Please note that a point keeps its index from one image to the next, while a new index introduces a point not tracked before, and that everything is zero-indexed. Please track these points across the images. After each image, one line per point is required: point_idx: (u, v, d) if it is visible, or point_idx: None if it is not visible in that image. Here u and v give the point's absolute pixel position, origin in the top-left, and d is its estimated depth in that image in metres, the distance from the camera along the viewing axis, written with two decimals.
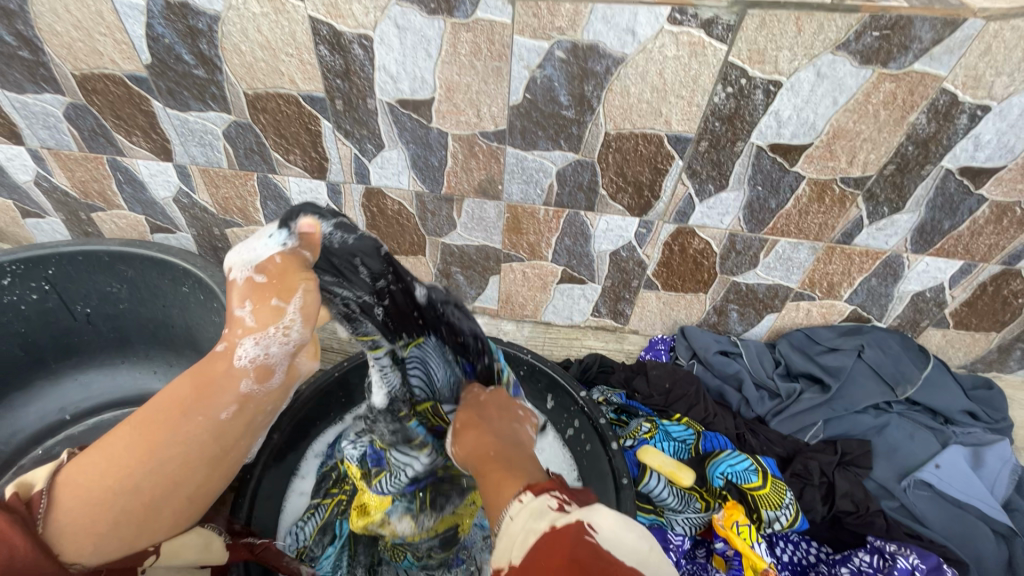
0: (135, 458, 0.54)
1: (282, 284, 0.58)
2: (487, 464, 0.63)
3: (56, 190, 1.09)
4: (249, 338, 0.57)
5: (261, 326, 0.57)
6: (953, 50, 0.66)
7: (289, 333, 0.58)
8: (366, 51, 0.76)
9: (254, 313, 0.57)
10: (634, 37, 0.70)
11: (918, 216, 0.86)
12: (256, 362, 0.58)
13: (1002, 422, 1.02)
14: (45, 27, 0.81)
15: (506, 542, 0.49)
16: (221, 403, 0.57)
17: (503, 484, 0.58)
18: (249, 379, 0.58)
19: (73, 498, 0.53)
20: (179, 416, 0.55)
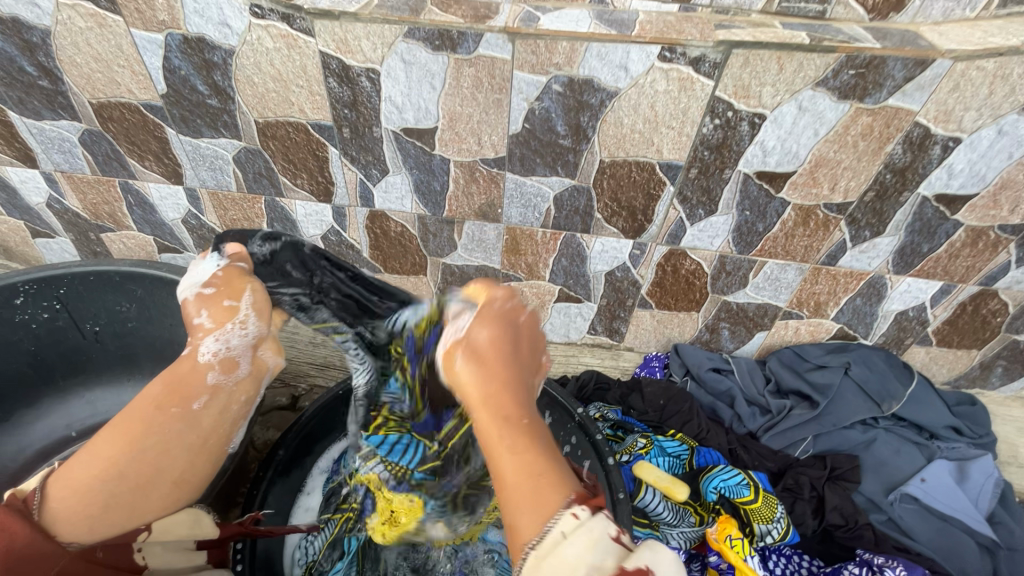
0: (115, 449, 0.56)
1: (229, 288, 0.67)
2: (511, 430, 0.51)
3: (67, 212, 1.12)
4: (209, 338, 0.64)
5: (217, 325, 0.64)
6: (924, 87, 0.71)
7: (245, 326, 0.66)
8: (373, 84, 0.81)
9: (211, 315, 0.65)
10: (626, 72, 0.74)
11: (898, 239, 0.90)
12: (219, 355, 0.64)
13: (985, 437, 1.05)
14: (66, 59, 0.85)
15: (553, 568, 0.42)
16: (192, 394, 0.61)
17: (540, 478, 0.48)
18: (214, 371, 0.63)
19: (65, 490, 0.54)
20: (153, 408, 0.59)
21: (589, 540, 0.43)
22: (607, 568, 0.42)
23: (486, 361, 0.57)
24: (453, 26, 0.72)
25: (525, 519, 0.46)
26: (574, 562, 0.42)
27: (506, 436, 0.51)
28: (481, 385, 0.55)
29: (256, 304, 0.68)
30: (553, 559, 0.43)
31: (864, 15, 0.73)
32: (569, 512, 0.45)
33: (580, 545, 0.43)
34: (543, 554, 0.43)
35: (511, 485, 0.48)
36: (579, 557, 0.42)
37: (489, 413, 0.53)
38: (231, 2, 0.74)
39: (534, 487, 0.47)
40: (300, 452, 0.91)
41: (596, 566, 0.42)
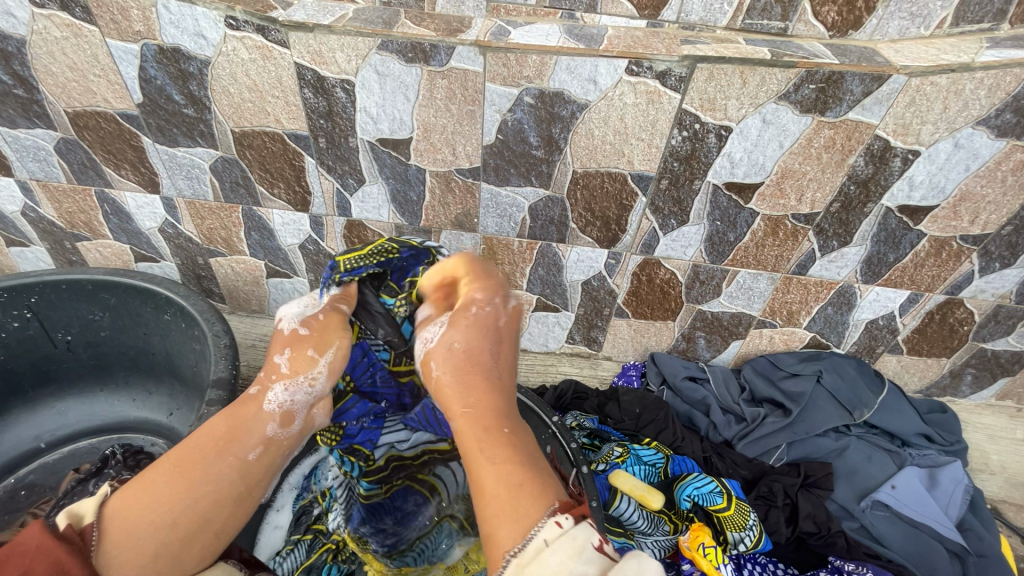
0: (170, 491, 0.53)
1: (320, 338, 0.66)
2: (491, 440, 0.53)
3: (43, 220, 1.11)
4: (279, 385, 0.62)
5: (292, 373, 0.63)
6: (882, 102, 0.73)
7: (315, 382, 0.64)
8: (348, 95, 0.82)
9: (291, 361, 0.63)
10: (595, 85, 0.76)
11: (864, 249, 0.92)
12: (282, 406, 0.61)
13: (956, 444, 1.06)
14: (41, 68, 0.85)
15: (536, 574, 0.42)
16: (249, 444, 0.58)
17: (523, 488, 0.49)
18: (274, 423, 0.60)
19: (122, 530, 0.51)
20: (210, 454, 0.56)
21: (571, 549, 0.43)
22: None
23: (463, 371, 0.59)
24: (425, 39, 0.74)
25: (505, 526, 0.47)
26: (557, 570, 0.42)
27: (490, 445, 0.52)
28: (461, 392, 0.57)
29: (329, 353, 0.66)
30: (536, 566, 0.43)
31: (824, 33, 0.76)
32: (551, 520, 0.46)
33: (561, 554, 0.43)
34: (525, 561, 0.44)
35: (494, 493, 0.49)
36: (562, 564, 0.42)
37: (472, 423, 0.55)
38: (206, 13, 0.75)
39: (516, 498, 0.48)
40: None
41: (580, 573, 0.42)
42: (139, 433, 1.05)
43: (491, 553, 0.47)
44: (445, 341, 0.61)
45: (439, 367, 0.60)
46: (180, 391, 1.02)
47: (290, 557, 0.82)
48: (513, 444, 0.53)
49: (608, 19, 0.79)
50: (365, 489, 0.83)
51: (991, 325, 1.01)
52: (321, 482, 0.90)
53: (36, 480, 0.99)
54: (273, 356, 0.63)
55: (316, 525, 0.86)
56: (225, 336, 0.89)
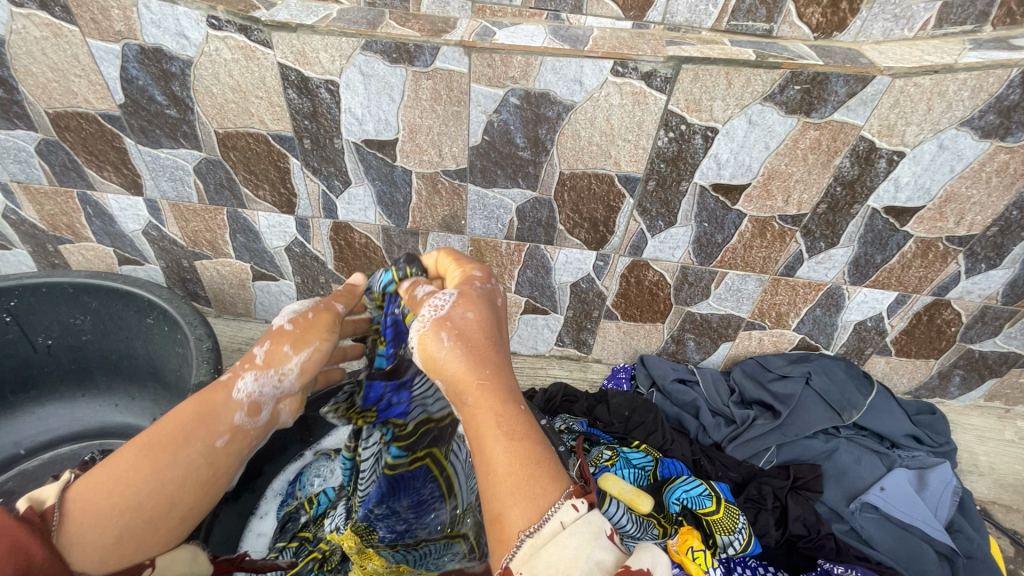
0: (134, 475, 0.51)
1: (304, 336, 0.61)
2: (507, 416, 0.49)
3: (24, 223, 1.10)
4: (249, 375, 0.57)
5: (264, 365, 0.58)
6: (867, 103, 0.73)
7: (284, 378, 0.59)
8: (332, 95, 0.81)
9: (266, 352, 0.59)
10: (581, 86, 0.76)
11: (852, 250, 0.92)
12: (251, 397, 0.57)
13: (945, 446, 1.06)
14: (20, 68, 0.84)
15: (551, 557, 0.41)
16: (218, 432, 0.55)
17: (538, 469, 0.46)
18: (242, 413, 0.57)
19: (84, 512, 0.49)
20: (177, 439, 0.53)
21: (587, 533, 0.42)
22: (606, 564, 0.41)
23: (475, 344, 0.54)
24: (410, 39, 0.73)
25: (516, 508, 0.44)
26: (573, 556, 0.41)
27: (503, 421, 0.49)
28: (474, 366, 0.52)
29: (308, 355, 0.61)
30: (553, 548, 0.41)
31: (809, 34, 0.76)
32: (567, 503, 0.44)
33: (578, 538, 0.42)
34: (540, 542, 0.42)
35: (507, 475, 0.45)
36: (578, 549, 0.41)
37: (484, 400, 0.50)
38: (188, 13, 0.74)
39: (529, 484, 0.45)
40: (251, 473, 0.85)
41: (597, 561, 0.41)
42: (120, 438, 1.04)
43: (500, 533, 0.45)
44: (456, 313, 0.56)
45: (451, 340, 0.54)
46: (163, 396, 1.01)
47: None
48: (528, 423, 0.50)
49: (593, 20, 0.79)
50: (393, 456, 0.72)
51: (979, 326, 1.01)
52: (308, 488, 0.87)
53: (14, 487, 0.97)
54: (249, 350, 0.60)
55: (302, 532, 0.80)
56: (208, 339, 0.87)
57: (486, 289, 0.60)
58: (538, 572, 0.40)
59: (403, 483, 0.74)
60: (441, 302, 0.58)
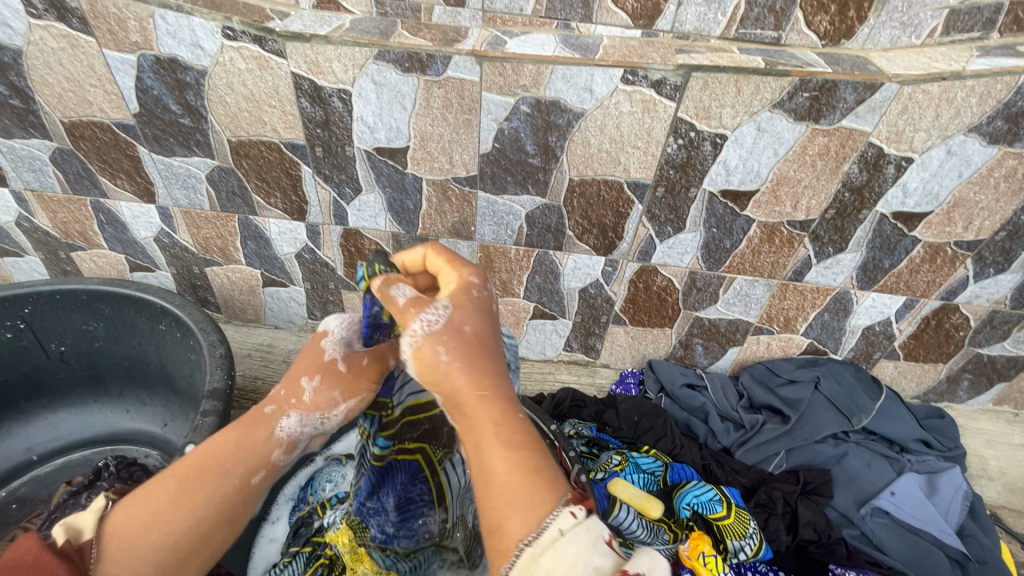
0: (176, 509, 0.53)
1: (348, 386, 0.71)
2: (509, 425, 0.49)
3: (37, 230, 1.11)
4: (296, 413, 0.67)
5: (313, 406, 0.68)
6: (875, 109, 0.74)
7: (327, 418, 0.70)
8: (345, 104, 0.82)
9: (314, 393, 0.69)
10: (591, 94, 0.77)
11: (860, 255, 0.92)
12: (291, 434, 0.67)
13: (955, 449, 1.06)
14: (37, 79, 0.85)
15: (550, 565, 0.41)
16: (254, 466, 0.61)
17: (536, 477, 0.46)
18: (280, 450, 0.65)
19: (122, 547, 0.49)
20: (218, 475, 0.57)
21: (586, 539, 0.42)
22: (605, 571, 0.41)
23: (475, 356, 0.53)
24: (422, 49, 0.74)
25: (516, 517, 0.44)
26: (572, 563, 0.41)
27: (501, 431, 0.48)
28: (475, 376, 0.51)
29: (349, 392, 0.71)
30: (551, 556, 0.41)
31: (817, 42, 0.77)
32: (565, 509, 0.44)
33: (577, 543, 0.42)
34: (537, 551, 0.42)
35: (505, 486, 0.46)
36: (578, 554, 0.42)
37: (482, 412, 0.49)
38: (204, 24, 0.75)
39: (530, 490, 0.45)
40: None
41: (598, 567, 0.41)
42: (133, 444, 1.04)
43: (499, 543, 0.44)
44: (453, 324, 0.54)
45: (449, 353, 0.52)
46: (175, 402, 1.01)
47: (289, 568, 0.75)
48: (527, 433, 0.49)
49: (603, 29, 0.79)
50: (380, 447, 0.77)
51: (987, 330, 1.01)
52: (319, 493, 0.88)
53: (27, 493, 0.98)
54: (300, 381, 0.68)
55: (316, 537, 0.80)
56: (220, 345, 0.88)
57: (480, 297, 0.58)
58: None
59: (391, 476, 0.78)
60: (432, 315, 0.54)
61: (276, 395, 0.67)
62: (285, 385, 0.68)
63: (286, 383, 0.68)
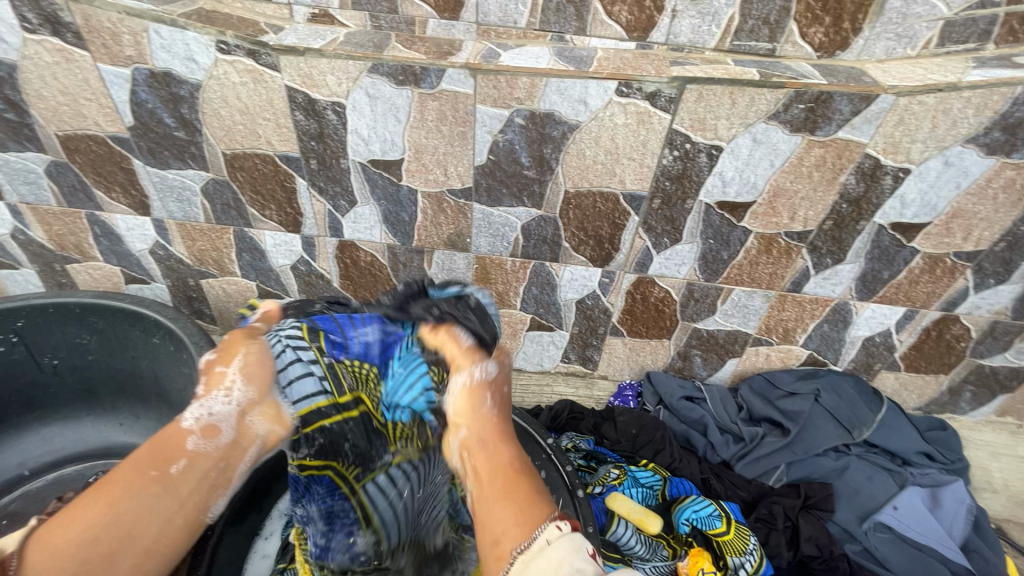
0: (94, 511, 0.55)
1: (225, 351, 0.68)
2: (517, 461, 0.62)
3: (32, 243, 1.10)
4: (195, 405, 0.65)
5: (207, 391, 0.66)
6: (871, 121, 0.73)
7: (231, 393, 0.66)
8: (339, 117, 0.82)
9: (207, 381, 0.67)
10: (586, 106, 0.76)
11: (859, 266, 0.92)
12: (201, 422, 0.64)
13: (958, 463, 1.05)
14: (32, 93, 0.85)
15: (540, 567, 0.49)
16: (171, 458, 0.61)
17: (536, 503, 0.56)
18: (195, 437, 0.63)
19: (45, 551, 0.52)
20: (133, 471, 0.59)
21: (570, 546, 0.50)
22: (587, 572, 0.47)
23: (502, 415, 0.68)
24: (416, 62, 0.74)
25: (515, 530, 0.53)
26: (557, 563, 0.48)
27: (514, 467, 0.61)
28: (495, 425, 0.66)
29: (229, 355, 0.68)
30: (539, 561, 0.49)
31: (811, 54, 0.77)
32: (552, 525, 0.52)
33: (561, 550, 0.49)
34: (528, 557, 0.50)
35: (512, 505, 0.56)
36: (563, 557, 0.49)
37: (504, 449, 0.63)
38: (198, 38, 0.75)
39: (527, 508, 0.56)
40: (258, 493, 0.84)
41: (579, 567, 0.47)
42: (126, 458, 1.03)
43: (497, 551, 0.53)
44: (498, 383, 0.70)
45: (491, 399, 0.68)
46: (168, 415, 1.00)
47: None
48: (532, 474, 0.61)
49: (598, 41, 0.79)
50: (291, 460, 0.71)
51: (989, 341, 1.00)
52: None
53: (18, 509, 0.97)
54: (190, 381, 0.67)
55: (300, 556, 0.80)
56: None
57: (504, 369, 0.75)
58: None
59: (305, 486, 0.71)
60: (489, 367, 0.70)
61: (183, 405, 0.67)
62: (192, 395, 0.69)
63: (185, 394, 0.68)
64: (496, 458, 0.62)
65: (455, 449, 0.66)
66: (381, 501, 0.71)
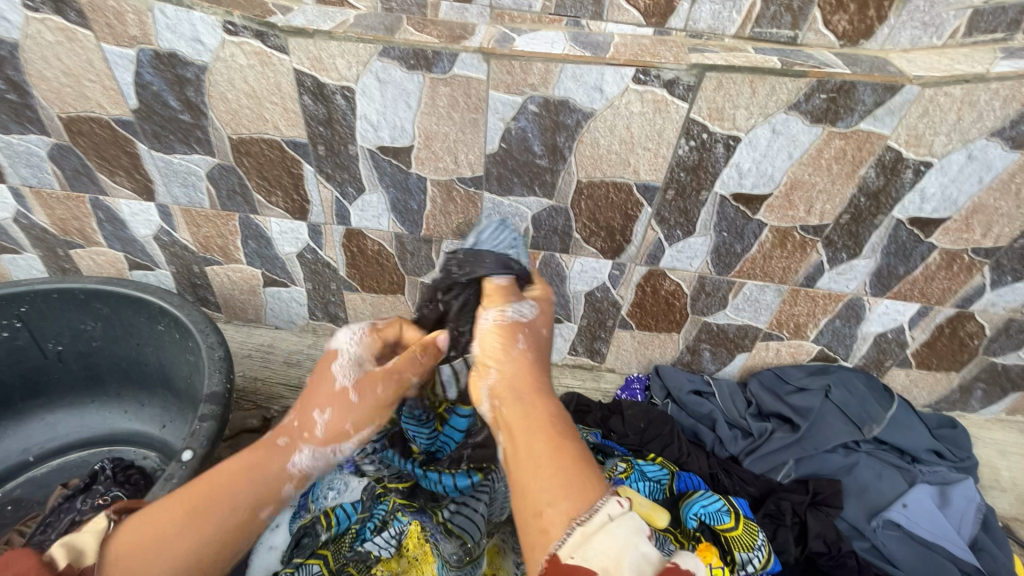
0: (182, 538, 0.54)
1: (359, 413, 0.71)
2: (557, 418, 0.60)
3: (36, 227, 1.09)
4: (307, 450, 0.67)
5: (322, 441, 0.69)
6: (895, 112, 0.72)
7: (335, 455, 0.71)
8: (348, 101, 0.80)
9: (325, 426, 0.69)
10: (601, 94, 0.74)
11: (874, 261, 0.90)
12: (302, 470, 0.67)
13: (967, 460, 1.04)
14: (34, 73, 0.83)
15: (601, 546, 0.45)
16: (265, 501, 0.62)
17: (580, 469, 0.53)
18: (292, 485, 0.65)
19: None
20: (228, 507, 0.58)
21: (636, 526, 0.46)
22: (652, 558, 0.45)
23: (539, 359, 0.69)
24: (428, 46, 0.72)
25: (566, 503, 0.50)
26: (622, 544, 0.45)
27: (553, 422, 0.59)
28: (530, 378, 0.65)
29: (364, 418, 0.72)
30: (602, 537, 0.45)
31: (834, 42, 0.74)
32: (613, 499, 0.49)
33: (626, 529, 0.46)
34: (589, 532, 0.46)
35: (557, 468, 0.53)
36: (627, 539, 0.45)
37: (539, 403, 0.62)
38: (204, 18, 0.73)
39: (573, 472, 0.53)
40: None
41: (646, 553, 0.44)
42: (130, 445, 1.02)
43: (544, 524, 0.49)
44: (532, 327, 0.72)
45: (525, 347, 0.69)
46: (173, 403, 1.00)
47: (382, 535, 0.80)
48: (573, 427, 0.60)
49: (614, 27, 0.77)
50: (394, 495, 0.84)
51: (1002, 339, 0.99)
52: (321, 501, 0.85)
53: (22, 495, 0.96)
54: (311, 415, 0.69)
55: (322, 550, 0.79)
56: (219, 348, 0.86)
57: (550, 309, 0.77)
58: (589, 558, 0.44)
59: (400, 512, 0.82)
60: (521, 310, 0.72)
61: (289, 428, 0.68)
62: (298, 418, 0.70)
63: (298, 416, 0.70)
64: (533, 415, 0.60)
65: (487, 396, 0.66)
66: (464, 520, 0.78)
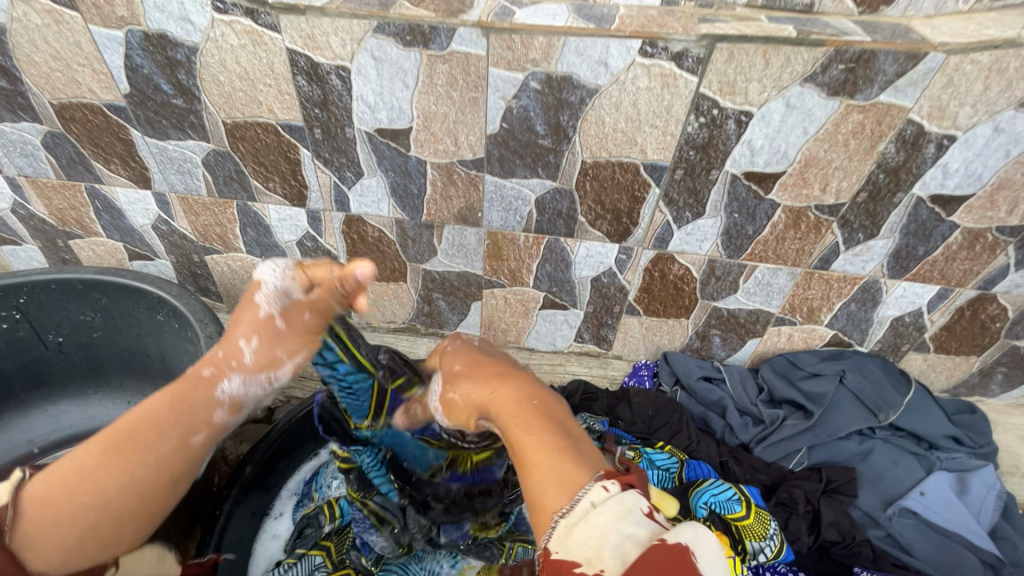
0: (105, 474, 0.54)
1: (287, 340, 0.65)
2: (525, 413, 0.54)
3: (34, 218, 1.08)
4: (238, 377, 0.63)
5: (253, 369, 0.64)
6: (917, 83, 0.68)
7: (272, 379, 0.67)
8: (343, 82, 0.77)
9: (254, 352, 0.64)
10: (606, 68, 0.71)
11: (892, 242, 0.87)
12: (232, 397, 0.63)
13: (986, 446, 1.01)
14: (23, 57, 0.81)
15: (584, 536, 0.41)
16: (194, 427, 0.59)
17: (558, 457, 0.48)
18: (223, 410, 0.62)
19: (45, 516, 0.51)
20: (152, 435, 0.56)
21: (620, 509, 0.41)
22: (640, 537, 0.40)
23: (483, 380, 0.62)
24: (424, 20, 0.69)
25: (551, 494, 0.45)
26: (603, 531, 0.41)
27: (519, 421, 0.53)
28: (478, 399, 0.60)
29: (294, 346, 0.66)
30: (584, 527, 0.41)
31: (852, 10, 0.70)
32: (595, 483, 0.44)
33: (609, 514, 0.41)
34: (572, 522, 0.42)
35: (533, 462, 0.49)
36: (610, 525, 0.41)
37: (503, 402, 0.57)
38: None
39: (550, 462, 0.47)
40: (264, 471, 0.83)
41: (630, 534, 0.40)
42: None
43: (538, 517, 0.45)
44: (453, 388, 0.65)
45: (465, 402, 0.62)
46: None
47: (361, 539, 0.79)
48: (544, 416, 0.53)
49: None
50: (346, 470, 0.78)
51: None
52: (325, 491, 0.87)
53: None
54: (237, 343, 0.64)
55: (325, 541, 0.81)
56: (218, 337, 0.85)
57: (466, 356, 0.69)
58: (572, 549, 0.40)
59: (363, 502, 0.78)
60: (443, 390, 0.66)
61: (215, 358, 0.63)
62: (223, 347, 0.64)
63: (223, 344, 0.64)
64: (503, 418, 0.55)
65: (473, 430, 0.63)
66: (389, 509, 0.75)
